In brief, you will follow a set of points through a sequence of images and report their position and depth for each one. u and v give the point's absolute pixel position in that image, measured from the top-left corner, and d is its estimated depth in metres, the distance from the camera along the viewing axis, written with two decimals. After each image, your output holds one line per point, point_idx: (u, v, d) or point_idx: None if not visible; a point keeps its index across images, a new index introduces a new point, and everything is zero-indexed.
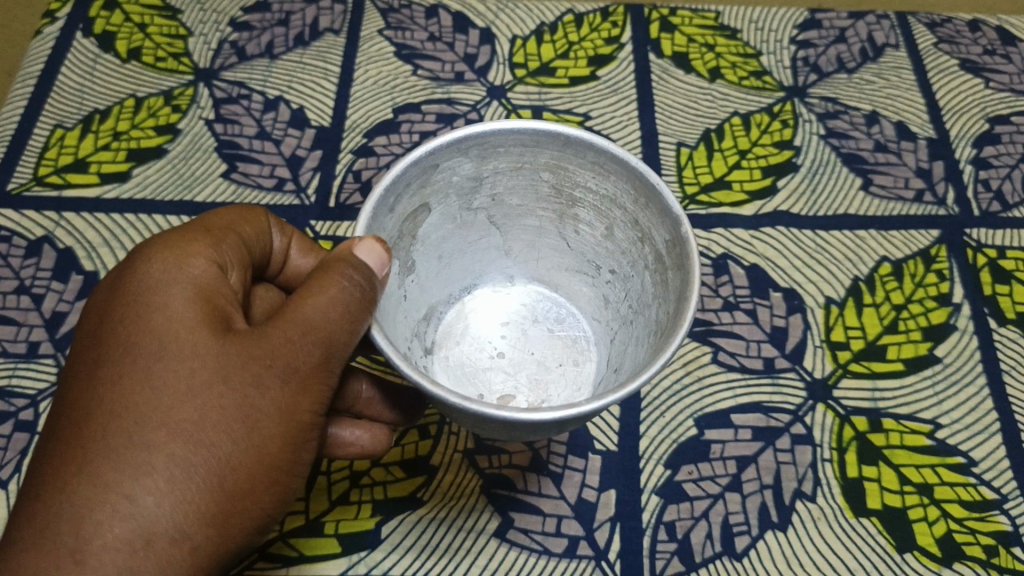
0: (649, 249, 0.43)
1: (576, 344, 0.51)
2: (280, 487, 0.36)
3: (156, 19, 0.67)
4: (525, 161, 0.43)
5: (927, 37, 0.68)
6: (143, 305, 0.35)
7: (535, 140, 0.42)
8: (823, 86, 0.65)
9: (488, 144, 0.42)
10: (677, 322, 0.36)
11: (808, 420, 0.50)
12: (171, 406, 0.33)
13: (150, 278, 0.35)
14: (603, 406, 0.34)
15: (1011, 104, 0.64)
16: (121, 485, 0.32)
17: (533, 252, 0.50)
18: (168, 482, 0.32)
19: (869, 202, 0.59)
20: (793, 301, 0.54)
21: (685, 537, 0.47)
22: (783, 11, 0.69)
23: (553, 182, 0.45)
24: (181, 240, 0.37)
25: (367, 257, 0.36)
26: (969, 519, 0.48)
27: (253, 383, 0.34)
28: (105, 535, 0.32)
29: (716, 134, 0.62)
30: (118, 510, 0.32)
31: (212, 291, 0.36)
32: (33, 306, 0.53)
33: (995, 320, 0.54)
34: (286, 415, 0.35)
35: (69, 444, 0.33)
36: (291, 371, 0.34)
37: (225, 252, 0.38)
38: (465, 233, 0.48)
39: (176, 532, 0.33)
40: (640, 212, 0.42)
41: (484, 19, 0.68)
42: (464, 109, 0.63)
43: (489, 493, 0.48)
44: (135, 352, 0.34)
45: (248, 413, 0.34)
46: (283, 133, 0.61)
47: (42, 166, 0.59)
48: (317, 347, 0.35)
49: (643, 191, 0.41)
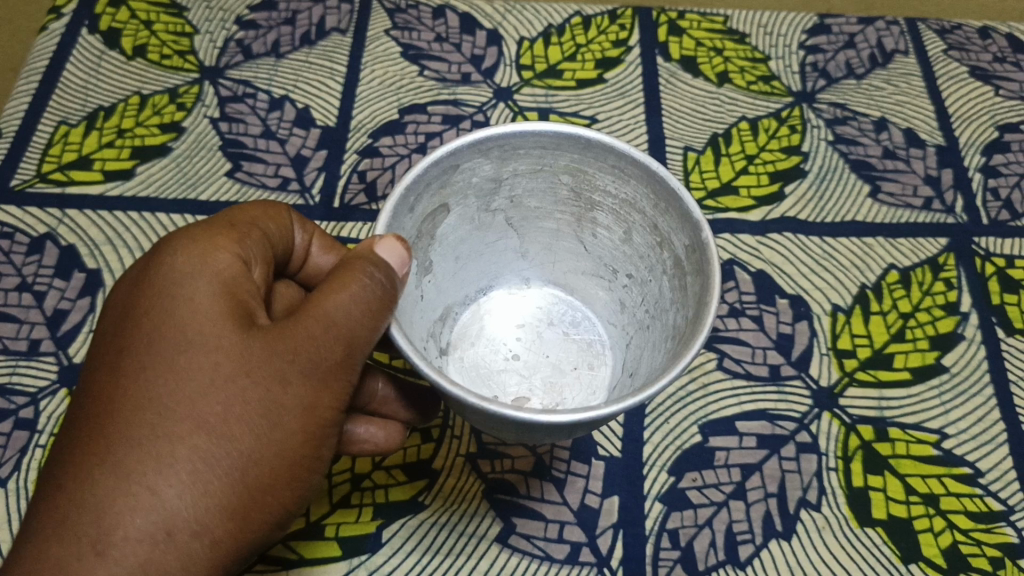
0: (668, 254, 0.42)
1: (594, 349, 0.50)
2: (300, 483, 0.35)
3: (163, 16, 0.67)
4: (544, 163, 0.43)
5: (937, 44, 0.67)
6: (168, 298, 0.34)
7: (555, 142, 0.41)
8: (832, 92, 0.64)
9: (509, 146, 0.41)
10: (697, 328, 0.36)
11: (814, 429, 0.50)
12: (196, 398, 0.33)
13: (174, 270, 0.35)
14: (621, 411, 0.33)
15: (1021, 112, 0.64)
16: (142, 477, 0.32)
17: (550, 255, 0.50)
18: (190, 474, 0.32)
19: (877, 209, 0.58)
20: (799, 308, 0.54)
21: (688, 545, 0.46)
22: (792, 15, 0.69)
23: (572, 185, 0.44)
24: (205, 235, 0.37)
25: (388, 255, 0.36)
26: (975, 530, 0.47)
27: (276, 377, 0.33)
28: (126, 526, 0.31)
29: (724, 138, 0.61)
30: (141, 502, 0.32)
31: (236, 284, 0.36)
32: (35, 303, 0.52)
33: (1003, 330, 0.54)
34: (308, 411, 0.34)
35: (93, 435, 0.33)
36: (313, 368, 0.34)
37: (249, 247, 0.38)
38: (482, 235, 0.47)
39: (197, 524, 0.32)
40: (660, 216, 0.42)
41: (491, 21, 0.67)
42: (470, 110, 0.62)
43: (491, 498, 0.47)
44: (159, 346, 0.33)
45: (269, 408, 0.33)
46: (288, 132, 0.60)
47: (46, 162, 0.58)
48: (338, 344, 0.34)
49: (663, 195, 0.41)
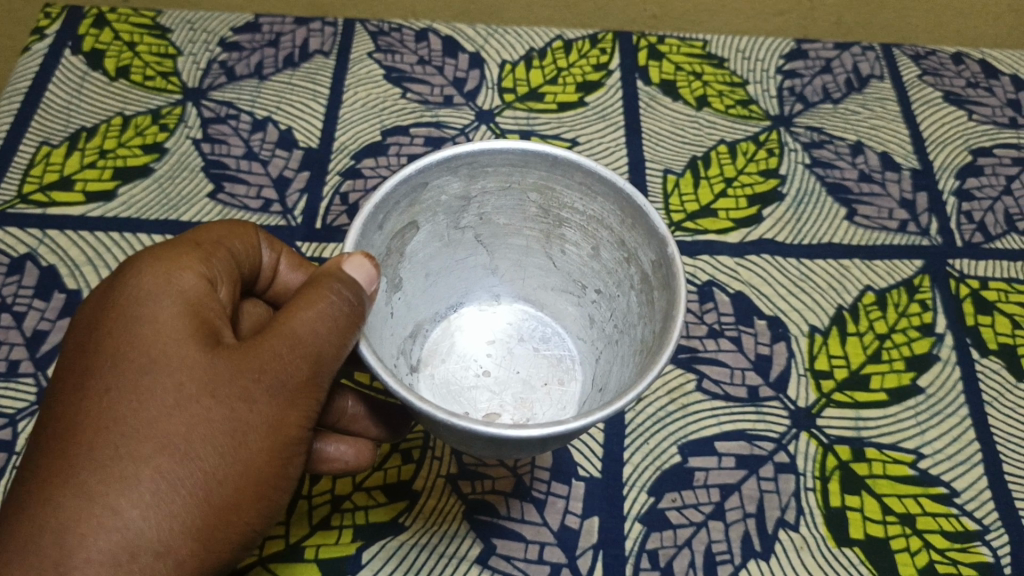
0: (635, 269, 0.43)
1: (564, 363, 0.50)
2: (265, 502, 0.35)
3: (146, 38, 0.67)
4: (513, 180, 0.43)
5: (911, 69, 0.69)
6: (131, 317, 0.34)
7: (523, 160, 0.42)
8: (808, 116, 0.65)
9: (477, 164, 0.42)
10: (664, 340, 0.36)
11: (792, 449, 0.50)
12: (160, 417, 0.33)
13: (139, 288, 0.35)
14: (590, 424, 0.34)
15: (994, 136, 0.65)
16: (106, 499, 0.32)
17: (520, 271, 0.50)
18: (154, 495, 0.32)
19: (853, 232, 0.59)
20: (777, 329, 0.55)
21: (668, 565, 0.46)
22: (769, 41, 0.70)
23: (539, 203, 0.45)
24: (171, 253, 0.36)
25: (357, 272, 0.36)
26: (951, 549, 0.48)
27: (242, 397, 0.34)
28: (89, 548, 0.31)
29: (703, 161, 0.62)
30: (104, 524, 0.31)
31: (202, 304, 0.36)
32: (14, 324, 0.52)
33: (977, 350, 0.55)
34: (273, 430, 0.34)
35: (55, 456, 0.32)
36: (279, 385, 0.34)
37: (215, 266, 0.38)
38: (452, 252, 0.48)
39: (160, 545, 0.32)
40: (626, 232, 0.42)
41: (474, 44, 0.68)
42: (452, 132, 0.63)
43: (471, 519, 0.47)
44: (123, 365, 0.33)
45: (234, 428, 0.33)
46: (271, 153, 0.61)
47: (27, 183, 0.58)
48: (305, 362, 0.35)
49: (629, 210, 0.41)
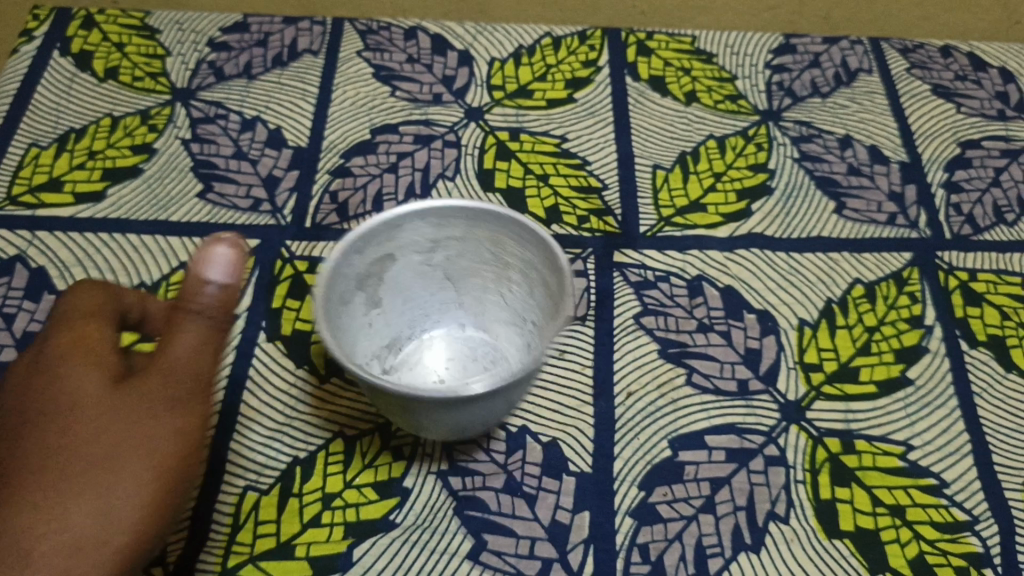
0: (552, 305, 0.45)
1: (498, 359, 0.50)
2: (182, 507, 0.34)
3: (135, 39, 0.67)
4: (473, 231, 0.47)
5: (899, 63, 0.69)
6: (66, 349, 0.34)
7: (477, 215, 0.46)
8: (797, 110, 0.65)
9: (440, 214, 0.46)
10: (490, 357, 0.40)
11: (782, 442, 0.50)
12: (85, 434, 0.32)
13: (65, 317, 0.35)
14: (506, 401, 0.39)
15: (982, 129, 0.65)
16: (44, 505, 0.31)
17: (481, 306, 0.51)
18: (92, 496, 0.31)
19: (842, 225, 0.59)
20: (766, 323, 0.55)
21: (658, 559, 0.46)
22: (759, 37, 0.71)
23: (494, 254, 0.48)
24: (84, 290, 0.36)
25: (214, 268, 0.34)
26: (942, 540, 0.48)
27: (148, 408, 0.33)
28: (38, 551, 0.30)
29: (691, 156, 0.62)
30: (45, 527, 0.30)
31: (102, 330, 0.35)
32: (3, 325, 0.52)
33: (967, 342, 0.55)
34: (193, 436, 0.34)
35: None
36: (181, 394, 0.34)
37: (143, 304, 0.38)
38: (425, 289, 0.50)
39: (106, 543, 0.31)
40: (548, 275, 0.45)
41: (463, 42, 0.68)
42: (442, 130, 0.63)
43: (462, 515, 0.47)
44: (50, 390, 0.33)
45: (153, 434, 0.33)
46: (260, 153, 0.61)
47: (16, 185, 0.58)
48: (201, 371, 0.34)
49: (555, 261, 0.44)
